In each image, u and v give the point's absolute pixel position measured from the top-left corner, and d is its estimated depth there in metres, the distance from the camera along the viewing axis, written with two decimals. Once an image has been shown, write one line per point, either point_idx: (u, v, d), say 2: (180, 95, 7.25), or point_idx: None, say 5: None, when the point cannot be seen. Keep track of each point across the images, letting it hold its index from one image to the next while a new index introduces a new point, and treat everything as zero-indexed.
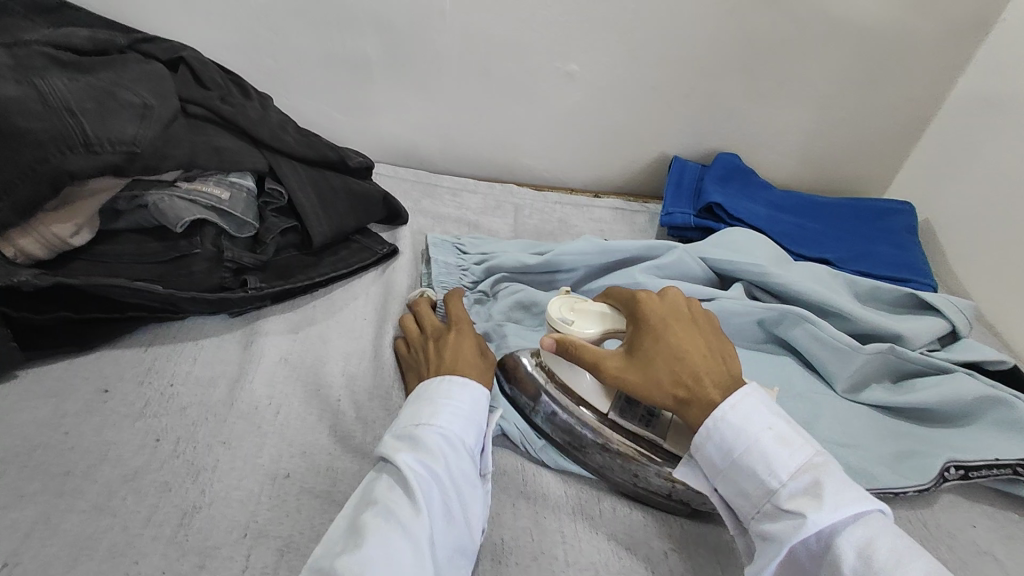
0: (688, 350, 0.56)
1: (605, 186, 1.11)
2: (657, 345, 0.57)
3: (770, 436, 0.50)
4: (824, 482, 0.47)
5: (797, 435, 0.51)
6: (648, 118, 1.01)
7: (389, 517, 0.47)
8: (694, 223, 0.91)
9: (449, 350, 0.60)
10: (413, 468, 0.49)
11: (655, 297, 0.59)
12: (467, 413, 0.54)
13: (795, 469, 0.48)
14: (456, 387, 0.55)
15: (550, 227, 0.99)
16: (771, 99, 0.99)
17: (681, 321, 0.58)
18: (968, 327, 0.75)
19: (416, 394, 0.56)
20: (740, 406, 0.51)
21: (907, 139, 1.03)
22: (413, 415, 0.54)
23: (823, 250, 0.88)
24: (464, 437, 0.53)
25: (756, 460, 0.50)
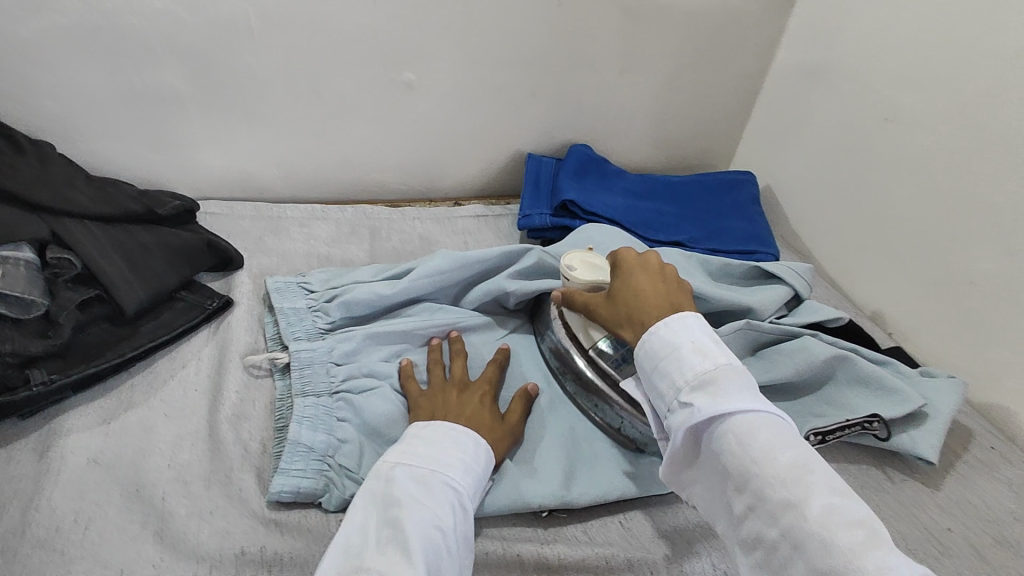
0: (643, 287, 0.56)
1: (467, 193, 1.07)
2: (623, 285, 0.58)
3: (689, 347, 0.50)
4: (721, 381, 0.47)
5: (717, 347, 0.50)
6: (498, 120, 0.99)
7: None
8: (552, 223, 0.89)
9: (469, 407, 0.59)
10: (416, 522, 0.46)
11: (631, 251, 0.61)
12: (474, 468, 0.53)
13: (702, 370, 0.48)
14: (468, 441, 0.54)
15: (411, 246, 0.93)
16: (612, 86, 1.00)
17: (648, 270, 0.58)
18: (809, 290, 0.79)
19: (429, 435, 0.54)
20: (670, 322, 0.52)
21: (744, 112, 1.08)
22: (423, 462, 0.51)
23: (678, 233, 0.89)
24: (466, 493, 0.51)
25: (667, 361, 0.50)
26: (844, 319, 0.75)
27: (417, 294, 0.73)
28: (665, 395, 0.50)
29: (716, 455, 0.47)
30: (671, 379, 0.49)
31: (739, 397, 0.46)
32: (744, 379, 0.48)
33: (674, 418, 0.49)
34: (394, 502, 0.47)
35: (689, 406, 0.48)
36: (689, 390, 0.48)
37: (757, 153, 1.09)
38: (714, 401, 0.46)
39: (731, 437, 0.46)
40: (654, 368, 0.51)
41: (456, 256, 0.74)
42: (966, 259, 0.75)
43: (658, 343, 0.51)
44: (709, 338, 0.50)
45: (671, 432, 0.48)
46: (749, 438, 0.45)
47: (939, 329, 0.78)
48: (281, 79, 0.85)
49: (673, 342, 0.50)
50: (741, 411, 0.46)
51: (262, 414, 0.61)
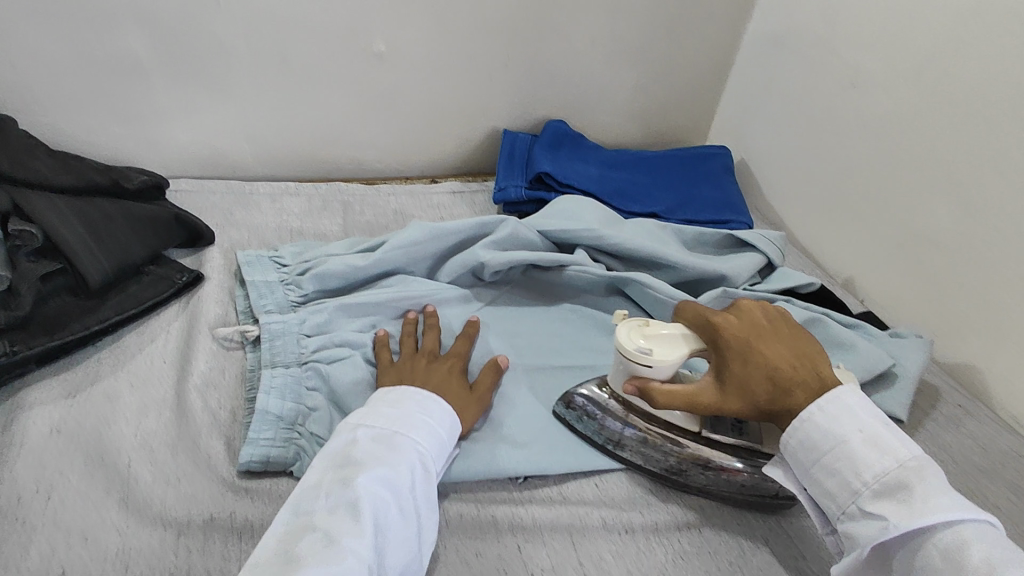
0: (774, 357, 0.52)
1: (443, 169, 1.06)
2: (750, 362, 0.53)
3: (858, 438, 0.47)
4: (914, 486, 0.45)
5: (894, 436, 0.47)
6: (472, 93, 0.98)
7: (332, 531, 0.43)
8: (527, 196, 0.89)
9: (436, 375, 0.59)
10: (373, 479, 0.46)
11: (730, 316, 0.55)
12: (440, 433, 0.53)
13: (883, 471, 0.46)
14: (433, 406, 0.54)
15: (386, 220, 0.92)
16: (585, 58, 0.99)
17: (763, 335, 0.54)
18: (781, 257, 0.79)
19: (396, 399, 0.54)
20: (826, 407, 0.49)
21: (718, 86, 1.09)
22: (386, 422, 0.51)
23: (654, 204, 0.89)
24: (429, 456, 0.51)
25: (834, 459, 0.48)
26: (816, 284, 0.75)
27: (391, 266, 0.72)
28: (838, 499, 0.48)
29: (917, 572, 0.43)
30: (848, 482, 0.47)
31: (941, 505, 0.43)
32: (938, 479, 0.45)
33: (853, 525, 0.46)
34: (353, 462, 0.48)
35: (877, 515, 0.45)
36: (869, 495, 0.46)
37: (732, 126, 1.09)
38: (911, 514, 0.44)
39: (935, 552, 0.42)
40: (816, 464, 0.49)
41: (429, 227, 0.74)
42: (928, 216, 0.75)
43: (815, 433, 0.49)
44: (873, 423, 0.48)
45: (857, 545, 0.45)
46: (961, 553, 0.41)
47: (907, 290, 0.79)
48: (246, 49, 0.83)
49: (836, 432, 0.48)
50: (947, 524, 0.43)
51: (232, 383, 0.60)
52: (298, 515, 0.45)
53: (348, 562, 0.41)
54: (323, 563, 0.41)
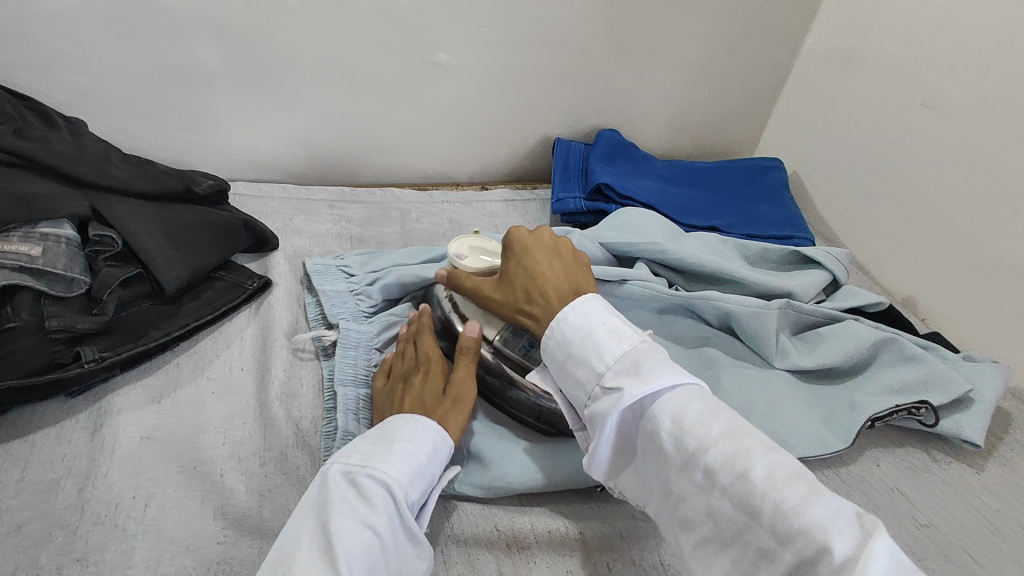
0: (544, 265, 0.56)
1: (494, 177, 1.06)
2: (523, 266, 0.57)
3: (602, 328, 0.49)
4: (643, 360, 0.46)
5: (628, 328, 0.50)
6: (527, 102, 0.98)
7: None
8: (586, 207, 0.89)
9: (407, 400, 0.56)
10: (344, 526, 0.44)
11: (524, 230, 0.59)
12: (419, 463, 0.50)
13: (622, 352, 0.48)
14: (408, 432, 0.51)
15: (441, 228, 0.92)
16: (642, 71, 0.99)
17: (542, 251, 0.58)
18: (846, 274, 0.79)
19: (373, 434, 0.51)
20: (578, 307, 0.51)
21: (769, 99, 1.08)
22: (355, 457, 0.49)
23: (711, 218, 0.89)
24: (406, 493, 0.48)
25: (585, 349, 0.49)
26: (885, 304, 0.75)
27: None
28: (587, 387, 0.48)
29: (651, 438, 0.45)
30: (593, 367, 0.48)
31: (664, 371, 0.45)
32: (661, 356, 0.48)
33: (598, 404, 0.47)
34: (322, 503, 0.45)
35: (614, 389, 0.46)
36: (612, 375, 0.47)
37: (783, 140, 1.09)
38: (636, 377, 0.46)
39: (665, 415, 0.44)
40: (568, 357, 0.50)
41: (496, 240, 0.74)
42: (1002, 244, 0.75)
43: (568, 332, 0.50)
44: (615, 318, 0.50)
45: (600, 421, 0.46)
46: (681, 415, 0.44)
47: (975, 315, 0.79)
48: (312, 59, 0.84)
49: (585, 326, 0.50)
50: (669, 388, 0.45)
51: (311, 393, 0.61)
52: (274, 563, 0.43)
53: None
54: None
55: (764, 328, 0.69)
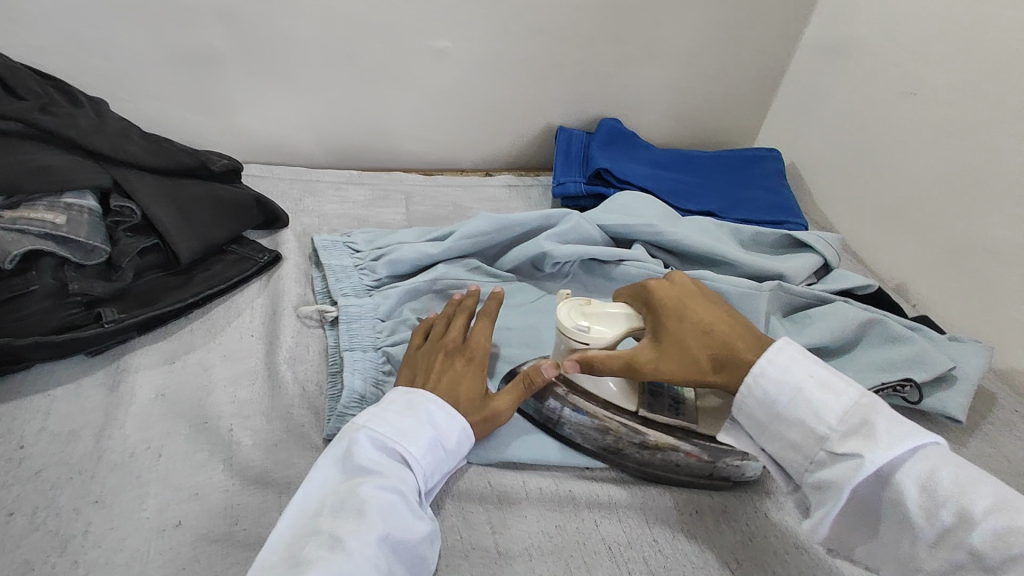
0: (700, 317, 0.52)
1: (497, 163, 1.09)
2: (681, 324, 0.52)
3: (812, 384, 0.47)
4: (875, 420, 0.44)
5: (839, 378, 0.47)
6: (529, 90, 1.00)
7: (337, 544, 0.44)
8: (585, 191, 0.91)
9: (450, 376, 0.57)
10: (372, 492, 0.47)
11: (665, 282, 0.55)
12: (443, 442, 0.53)
13: (844, 411, 0.45)
14: (428, 408, 0.53)
15: (444, 211, 0.95)
16: (642, 62, 1.02)
17: (696, 300, 0.54)
18: (837, 258, 0.81)
19: (393, 401, 0.54)
20: (775, 358, 0.48)
21: (768, 90, 1.10)
22: (378, 428, 0.51)
23: (707, 204, 0.91)
24: (424, 468, 0.51)
25: (791, 407, 0.47)
26: (874, 287, 0.77)
27: (460, 255, 0.75)
28: (807, 449, 0.46)
29: (893, 506, 0.43)
30: (812, 428, 0.46)
31: (905, 435, 0.43)
32: (889, 412, 0.45)
33: (825, 472, 0.45)
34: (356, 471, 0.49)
35: (851, 456, 0.44)
36: (836, 437, 0.45)
37: (782, 131, 1.11)
38: (876, 442, 0.43)
39: (910, 482, 0.43)
40: (775, 418, 0.48)
41: (497, 219, 0.76)
42: (989, 229, 0.76)
43: (774, 389, 0.48)
44: (822, 368, 0.48)
45: (834, 490, 0.44)
46: (933, 480, 0.42)
47: (964, 300, 0.80)
48: (320, 44, 0.87)
49: (790, 381, 0.48)
50: (910, 451, 0.43)
51: (316, 358, 0.64)
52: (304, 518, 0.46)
53: (356, 563, 0.43)
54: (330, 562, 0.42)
55: (754, 306, 0.72)
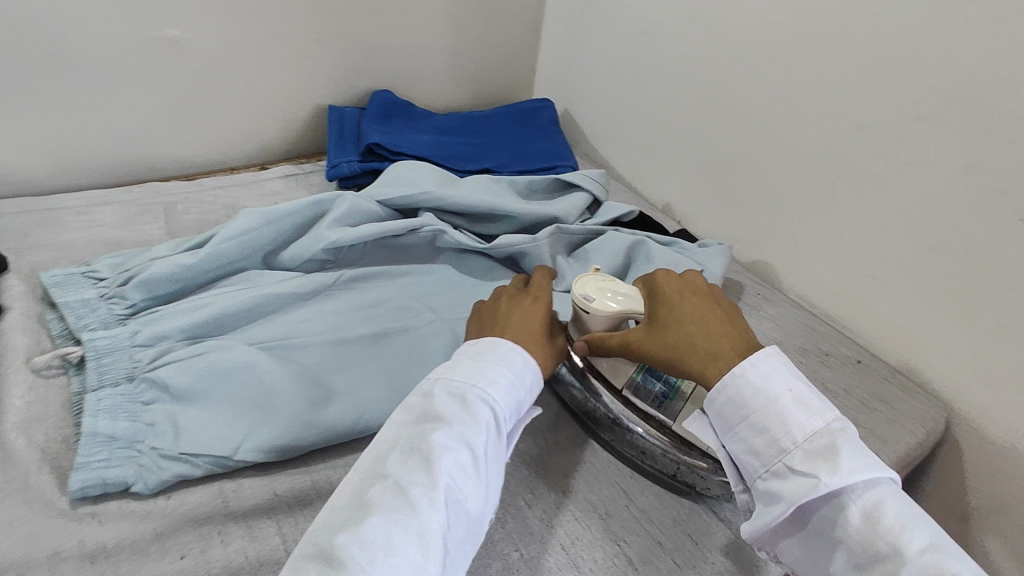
0: (703, 315, 0.56)
1: (274, 154, 1.02)
2: (674, 313, 0.57)
3: (789, 398, 0.49)
4: (840, 447, 0.46)
5: (818, 400, 0.50)
6: (290, 73, 0.94)
7: (401, 490, 0.45)
8: (360, 169, 0.89)
9: (522, 314, 0.62)
10: (445, 442, 0.48)
11: (671, 278, 0.60)
12: (518, 386, 0.54)
13: (813, 432, 0.48)
14: (508, 352, 0.55)
15: (216, 216, 0.87)
16: (403, 28, 1.00)
17: (695, 295, 0.58)
18: (604, 192, 0.88)
19: (478, 350, 0.56)
20: (759, 364, 0.51)
21: (534, 42, 1.15)
22: (471, 373, 0.53)
23: (486, 161, 0.93)
24: (505, 413, 0.52)
25: (764, 415, 0.49)
26: (635, 212, 0.85)
27: (226, 262, 0.70)
28: (765, 456, 0.49)
29: (834, 527, 0.46)
30: (776, 439, 0.48)
31: (863, 466, 0.45)
32: (858, 443, 0.47)
33: (781, 484, 0.48)
34: (429, 419, 0.50)
35: (807, 475, 0.46)
36: (798, 454, 0.48)
37: (553, 80, 1.16)
38: (832, 465, 0.46)
39: (856, 513, 0.45)
40: (745, 419, 0.50)
41: (262, 215, 0.72)
42: (720, 144, 0.87)
43: (747, 391, 0.50)
44: (801, 383, 0.50)
45: (783, 503, 0.47)
46: (876, 514, 0.44)
47: (712, 209, 0.92)
48: (13, 50, 0.73)
49: (767, 391, 0.50)
50: (865, 486, 0.45)
51: (58, 413, 0.56)
52: (375, 471, 0.48)
53: (421, 515, 0.44)
54: (394, 525, 0.43)
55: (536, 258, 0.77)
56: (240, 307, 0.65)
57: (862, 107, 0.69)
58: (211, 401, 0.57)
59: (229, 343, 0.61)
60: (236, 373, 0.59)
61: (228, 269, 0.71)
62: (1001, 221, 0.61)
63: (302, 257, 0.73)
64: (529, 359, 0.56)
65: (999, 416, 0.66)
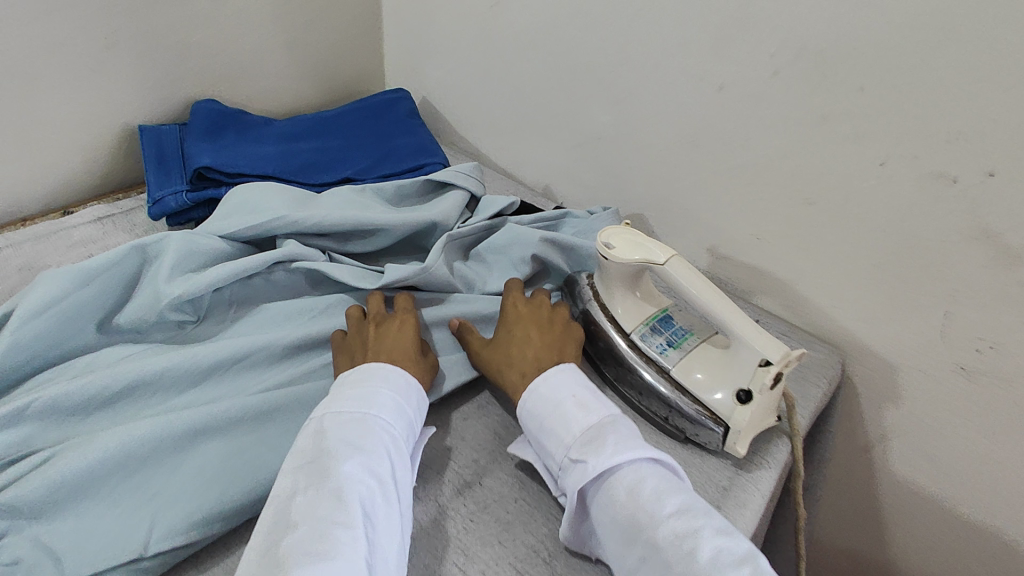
0: (530, 333, 0.61)
1: (77, 193, 0.83)
2: (507, 327, 0.62)
3: (570, 403, 0.52)
4: (607, 435, 0.49)
5: (596, 400, 0.53)
6: (75, 92, 0.76)
7: (317, 528, 0.42)
8: (191, 200, 0.75)
9: (390, 340, 0.59)
10: (351, 474, 0.45)
11: (515, 286, 0.67)
12: (406, 405, 0.54)
13: (587, 426, 0.50)
14: (383, 372, 0.55)
15: (7, 284, 0.69)
16: (214, 24, 0.84)
17: (519, 307, 0.64)
18: (481, 186, 0.81)
19: (355, 378, 0.54)
20: (548, 378, 0.55)
21: (375, 26, 1.04)
22: (352, 402, 0.51)
23: (344, 169, 0.83)
24: (400, 433, 0.51)
25: (550, 419, 0.52)
26: (518, 203, 0.80)
27: (40, 343, 0.56)
28: (555, 456, 0.50)
29: (607, 510, 0.46)
30: (561, 440, 0.51)
31: (625, 445, 0.48)
32: (627, 430, 0.50)
33: (568, 477, 0.49)
34: (325, 454, 0.47)
35: (581, 464, 0.48)
36: (578, 449, 0.49)
37: (404, 67, 1.07)
38: (601, 450, 0.48)
39: (622, 489, 0.46)
40: (541, 427, 0.52)
41: (69, 275, 0.58)
42: (590, 119, 0.84)
43: (537, 401, 0.53)
44: (584, 389, 0.54)
45: (567, 493, 0.48)
46: (638, 486, 0.46)
47: (593, 188, 0.89)
48: None
49: (554, 397, 0.53)
50: (629, 464, 0.47)
51: None
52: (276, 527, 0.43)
53: (345, 553, 0.41)
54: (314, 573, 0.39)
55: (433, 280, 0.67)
56: (77, 395, 0.53)
57: (721, 69, 0.68)
58: (62, 522, 0.47)
59: (69, 445, 0.51)
60: (88, 484, 0.49)
61: (50, 359, 0.57)
62: (861, 168, 0.62)
63: (143, 320, 0.60)
64: (410, 382, 0.56)
65: (883, 353, 0.69)
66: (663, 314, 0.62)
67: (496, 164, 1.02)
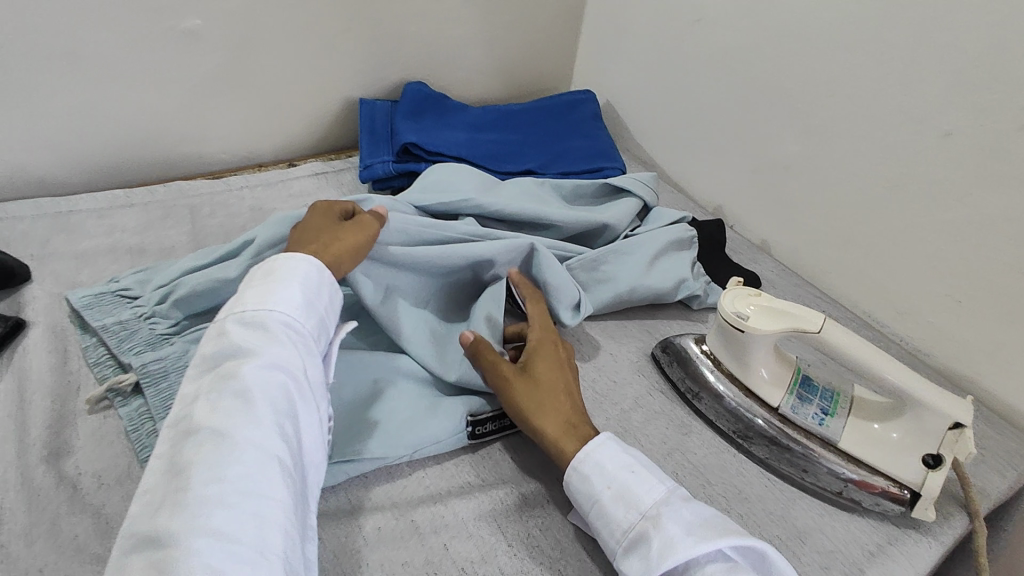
0: (569, 387, 0.55)
1: (299, 151, 0.97)
2: (541, 367, 0.56)
3: (606, 495, 0.47)
4: (655, 533, 0.44)
5: (638, 478, 0.47)
6: (315, 66, 0.89)
7: (222, 432, 0.39)
8: (394, 170, 0.85)
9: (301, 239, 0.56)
10: (261, 370, 0.42)
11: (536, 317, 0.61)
12: (317, 301, 0.50)
13: (633, 523, 0.46)
14: (296, 266, 0.50)
15: (241, 219, 0.83)
16: (434, 15, 0.93)
17: (546, 346, 0.58)
18: (655, 197, 0.83)
19: (258, 280, 0.49)
20: (575, 465, 0.49)
21: (572, 28, 1.08)
22: (247, 303, 0.47)
23: (525, 162, 0.89)
24: (310, 327, 0.48)
25: (592, 512, 0.48)
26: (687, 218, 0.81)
27: None
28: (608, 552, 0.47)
29: None
30: (609, 536, 0.47)
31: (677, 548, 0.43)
32: (680, 517, 0.45)
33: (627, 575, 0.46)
34: (230, 357, 0.43)
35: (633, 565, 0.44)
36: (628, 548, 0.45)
37: (592, 70, 1.10)
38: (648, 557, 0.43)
39: None
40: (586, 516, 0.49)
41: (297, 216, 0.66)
42: (777, 147, 0.81)
43: (574, 492, 0.49)
44: (616, 471, 0.48)
45: None
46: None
47: (768, 216, 0.85)
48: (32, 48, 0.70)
49: (587, 490, 0.48)
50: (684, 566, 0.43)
51: (88, 444, 0.54)
52: (177, 436, 0.40)
53: (254, 452, 0.39)
54: (228, 479, 0.37)
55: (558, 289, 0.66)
56: None
57: (945, 112, 0.63)
58: None
59: None
60: None
61: None
62: None
63: None
64: (326, 273, 0.52)
65: None
66: (801, 378, 0.59)
67: (667, 176, 1.01)
